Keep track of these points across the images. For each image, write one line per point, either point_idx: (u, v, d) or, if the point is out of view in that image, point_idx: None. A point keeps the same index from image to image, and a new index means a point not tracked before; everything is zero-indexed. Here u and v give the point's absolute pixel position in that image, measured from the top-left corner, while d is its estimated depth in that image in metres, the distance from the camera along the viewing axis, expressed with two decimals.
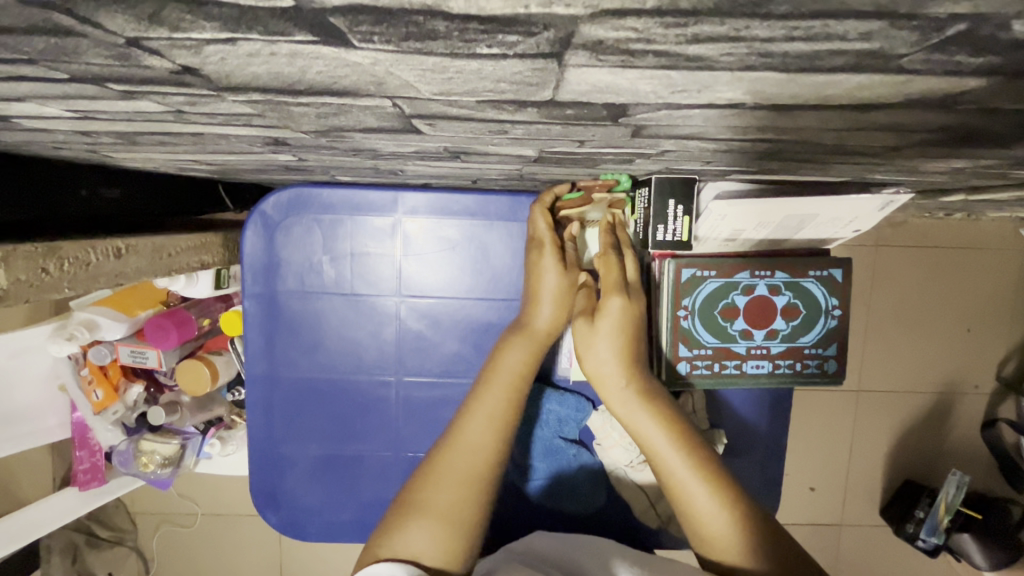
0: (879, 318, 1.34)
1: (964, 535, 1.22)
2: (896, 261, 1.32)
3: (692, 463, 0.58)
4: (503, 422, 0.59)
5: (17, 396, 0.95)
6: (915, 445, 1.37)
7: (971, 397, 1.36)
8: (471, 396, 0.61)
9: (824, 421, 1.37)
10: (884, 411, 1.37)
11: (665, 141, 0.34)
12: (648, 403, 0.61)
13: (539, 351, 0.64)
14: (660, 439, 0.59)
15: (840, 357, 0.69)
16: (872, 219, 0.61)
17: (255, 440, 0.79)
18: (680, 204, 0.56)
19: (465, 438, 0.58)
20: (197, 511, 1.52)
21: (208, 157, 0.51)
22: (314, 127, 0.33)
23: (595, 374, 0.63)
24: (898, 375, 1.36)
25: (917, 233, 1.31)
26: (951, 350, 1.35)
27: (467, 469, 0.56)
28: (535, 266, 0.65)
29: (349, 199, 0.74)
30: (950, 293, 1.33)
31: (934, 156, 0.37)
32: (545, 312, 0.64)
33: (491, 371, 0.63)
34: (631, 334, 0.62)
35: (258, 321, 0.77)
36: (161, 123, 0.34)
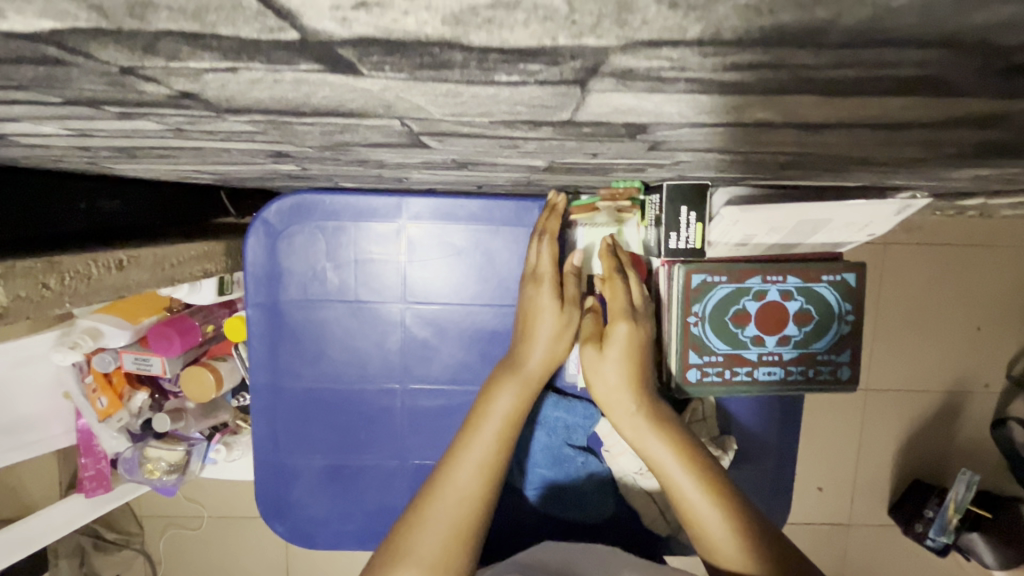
0: (888, 318, 1.32)
1: (974, 534, 1.21)
2: (905, 260, 1.30)
3: (697, 480, 0.57)
4: (491, 470, 0.58)
5: (21, 404, 0.95)
6: (924, 446, 1.36)
7: (981, 396, 1.35)
8: (460, 440, 0.59)
9: (832, 421, 1.36)
10: (893, 411, 1.36)
11: (682, 154, 0.33)
12: (655, 425, 0.60)
13: (529, 394, 0.63)
14: (668, 461, 0.58)
15: (854, 363, 0.67)
16: (887, 223, 0.60)
17: (260, 450, 0.79)
18: (693, 210, 0.54)
19: (455, 482, 0.56)
20: (203, 514, 1.52)
21: (210, 168, 0.50)
22: (318, 142, 0.32)
23: (603, 397, 0.63)
24: (908, 375, 1.35)
25: (928, 231, 1.29)
26: (962, 349, 1.34)
27: (456, 515, 0.55)
28: (534, 307, 0.65)
29: (353, 205, 0.73)
30: (960, 292, 1.32)
31: (959, 165, 0.35)
32: (538, 354, 0.63)
33: (481, 412, 0.61)
34: (638, 357, 0.62)
35: (261, 331, 0.76)
36: (161, 140, 0.33)
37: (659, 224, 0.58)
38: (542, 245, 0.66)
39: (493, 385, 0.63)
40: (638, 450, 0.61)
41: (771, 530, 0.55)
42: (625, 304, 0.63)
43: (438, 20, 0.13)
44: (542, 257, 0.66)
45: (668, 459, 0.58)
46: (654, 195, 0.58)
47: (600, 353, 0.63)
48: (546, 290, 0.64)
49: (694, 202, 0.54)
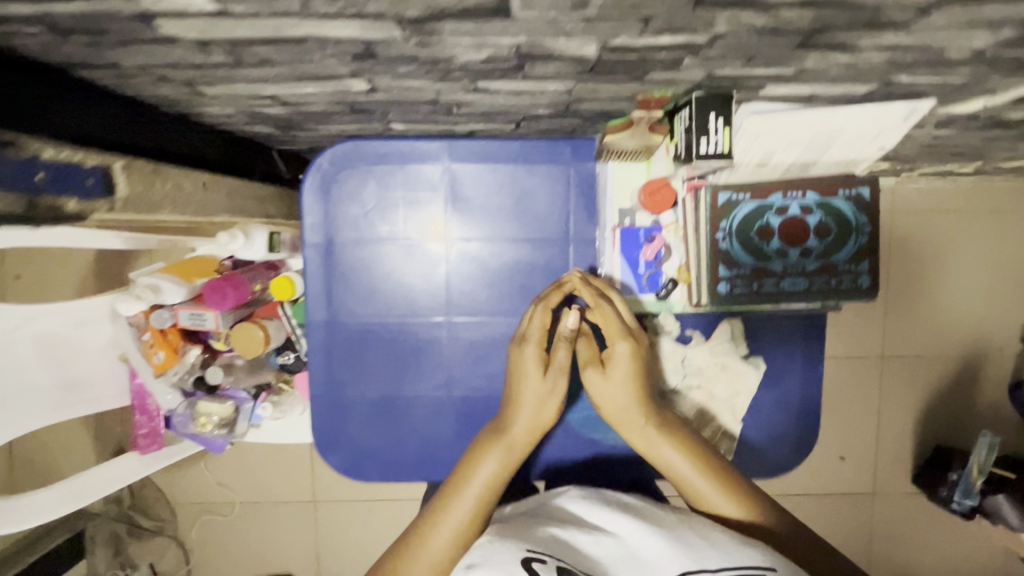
0: (898, 280, 1.38)
1: (999, 496, 1.21)
2: (913, 225, 1.36)
3: (705, 478, 0.65)
4: (472, 527, 0.63)
5: (82, 364, 1.00)
6: (942, 404, 1.41)
7: (995, 357, 1.39)
8: (445, 497, 0.64)
9: (849, 384, 1.40)
10: (909, 373, 1.40)
11: (720, 14, 0.39)
12: (664, 433, 0.67)
13: (512, 457, 0.68)
14: (683, 465, 0.66)
15: (873, 273, 0.72)
16: (897, 132, 0.65)
17: (316, 384, 0.83)
18: (721, 115, 0.58)
19: (432, 543, 0.61)
20: (235, 500, 1.56)
21: (293, 88, 0.57)
22: (417, 13, 0.39)
23: (616, 417, 0.70)
24: (923, 340, 1.39)
25: (931, 196, 1.35)
26: (975, 312, 1.38)
27: (433, 572, 0.60)
28: (519, 366, 0.72)
29: (399, 150, 0.80)
30: (970, 256, 1.36)
31: (956, 25, 0.42)
32: (523, 415, 0.69)
33: (464, 475, 0.66)
34: (642, 377, 0.70)
35: (317, 269, 0.82)
36: (285, 17, 0.40)
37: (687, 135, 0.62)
38: (536, 312, 0.74)
39: (478, 448, 0.68)
40: (654, 459, 0.68)
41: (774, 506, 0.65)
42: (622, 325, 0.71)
43: None
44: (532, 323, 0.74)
45: (681, 464, 0.66)
46: (683, 106, 0.61)
47: (607, 374, 0.70)
48: (531, 345, 0.72)
49: (722, 107, 0.58)
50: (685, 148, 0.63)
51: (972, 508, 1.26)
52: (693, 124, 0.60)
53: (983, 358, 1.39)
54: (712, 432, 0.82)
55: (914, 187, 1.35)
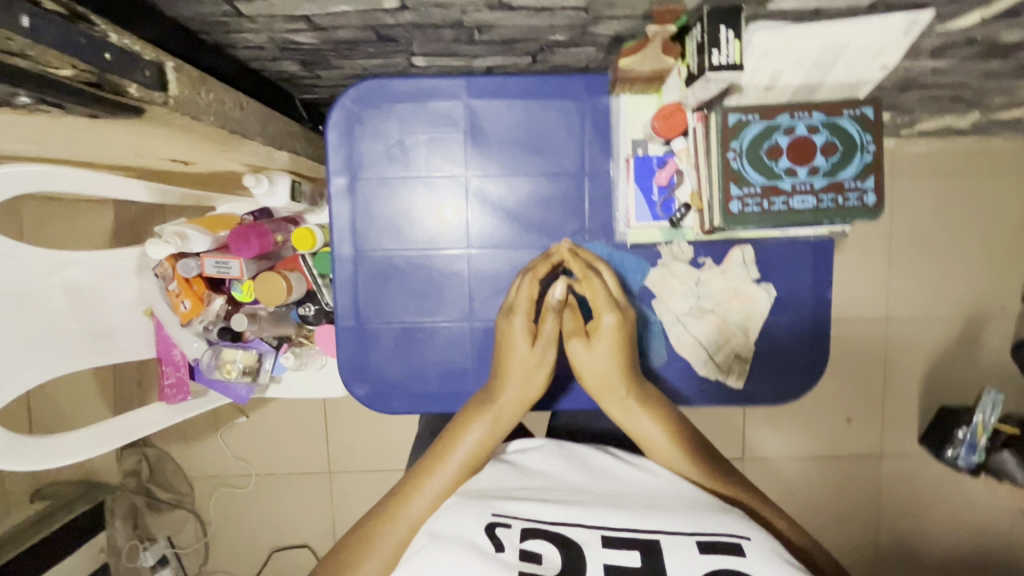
0: (900, 240, 1.43)
1: (1005, 453, 1.26)
2: (913, 188, 1.41)
3: (680, 454, 0.66)
4: (450, 495, 0.64)
5: (107, 314, 1.03)
6: (949, 362, 1.45)
7: (999, 319, 1.43)
8: (424, 467, 0.65)
9: (858, 343, 1.46)
10: (916, 331, 1.44)
11: None
12: (643, 405, 0.71)
13: (497, 429, 0.69)
14: (661, 439, 0.68)
15: (879, 190, 0.75)
16: (897, 50, 0.69)
17: (342, 317, 0.86)
18: (731, 27, 0.62)
19: (407, 509, 0.62)
20: (251, 472, 1.58)
21: (327, 5, 0.60)
22: None
23: (598, 386, 0.74)
24: (928, 299, 1.44)
25: (932, 158, 1.40)
26: (976, 271, 1.42)
27: (403, 537, 0.61)
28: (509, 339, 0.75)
29: (421, 88, 0.83)
30: (971, 214, 1.41)
31: None
32: (510, 386, 0.73)
33: (447, 444, 0.67)
34: (625, 351, 0.74)
35: (342, 205, 0.85)
36: None
37: (698, 50, 0.65)
38: (524, 283, 0.78)
39: (463, 421, 0.69)
40: (631, 432, 0.71)
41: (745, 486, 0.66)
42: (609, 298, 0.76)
43: None
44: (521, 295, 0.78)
45: (658, 437, 0.68)
46: (693, 18, 0.64)
47: (591, 343, 0.74)
48: (520, 314, 0.76)
49: (731, 20, 0.62)
50: (696, 62, 0.66)
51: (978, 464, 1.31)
52: (703, 38, 0.63)
53: (987, 317, 1.43)
54: (725, 356, 0.85)
55: (914, 149, 1.40)
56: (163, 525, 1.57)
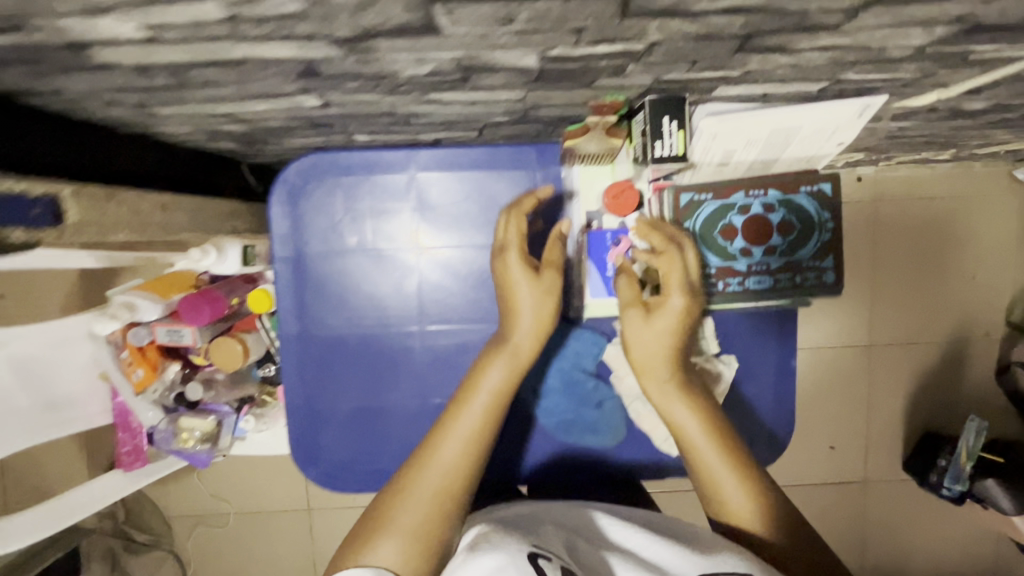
0: (883, 263, 1.35)
1: (989, 481, 1.21)
2: (893, 213, 1.34)
3: (718, 447, 0.63)
4: (478, 443, 0.62)
5: (61, 383, 0.99)
6: (931, 389, 1.39)
7: (982, 343, 1.37)
8: (450, 413, 0.63)
9: (836, 373, 1.38)
10: (896, 359, 1.38)
11: (649, 23, 0.39)
12: (684, 393, 0.65)
13: (516, 368, 0.67)
14: (699, 432, 0.63)
15: (839, 268, 0.73)
16: (852, 129, 0.66)
17: (291, 398, 0.84)
18: (675, 118, 0.59)
19: (439, 456, 0.60)
20: (230, 512, 1.53)
21: (245, 106, 0.57)
22: (346, 33, 0.39)
23: (642, 362, 0.67)
24: (910, 325, 1.38)
25: (908, 183, 1.33)
26: (955, 295, 1.37)
27: (438, 485, 0.59)
28: (509, 279, 0.70)
29: (365, 161, 0.79)
30: (951, 240, 1.35)
31: (888, 26, 0.42)
32: (523, 327, 0.68)
33: (472, 384, 0.66)
34: (682, 334, 0.66)
35: (286, 283, 0.82)
36: (216, 41, 0.39)
37: (644, 139, 0.63)
38: (510, 221, 0.72)
39: (484, 362, 0.68)
40: (665, 417, 0.66)
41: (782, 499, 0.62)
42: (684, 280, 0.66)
43: None
44: (512, 232, 0.70)
45: (693, 429, 0.64)
46: (638, 108, 0.61)
47: (648, 317, 0.66)
48: (512, 254, 0.70)
49: (675, 110, 0.59)
50: (643, 150, 0.64)
51: (964, 493, 1.24)
52: (647, 128, 0.61)
53: (968, 340, 1.38)
54: None
55: (894, 174, 1.33)
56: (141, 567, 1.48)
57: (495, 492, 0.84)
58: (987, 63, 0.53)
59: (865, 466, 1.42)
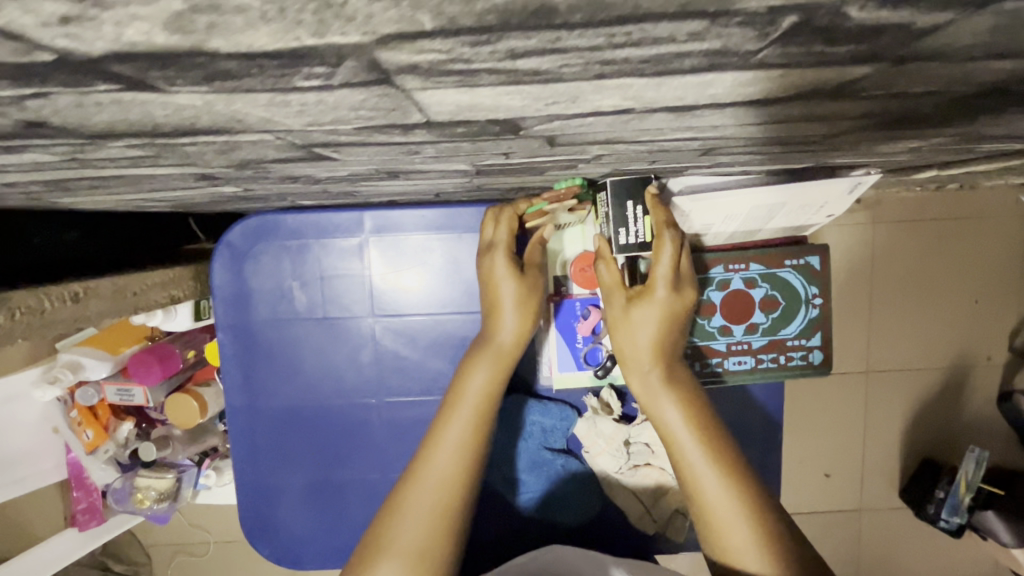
0: (884, 284, 1.15)
1: (988, 512, 1.04)
2: (892, 239, 1.14)
3: (709, 449, 0.55)
4: (471, 450, 0.57)
5: (7, 443, 0.89)
6: (928, 422, 1.19)
7: (983, 369, 1.18)
8: (439, 419, 0.58)
9: (832, 405, 1.18)
10: (894, 388, 1.18)
11: (591, 147, 0.33)
12: (671, 387, 0.57)
13: (503, 367, 0.62)
14: (687, 434, 0.56)
15: (827, 347, 0.68)
16: (843, 203, 0.59)
17: (242, 472, 0.79)
18: (638, 205, 0.57)
19: (431, 467, 0.55)
20: (210, 540, 1.27)
21: (154, 195, 0.50)
22: (225, 163, 0.32)
23: (625, 353, 0.59)
24: (906, 352, 1.17)
25: (912, 206, 1.13)
26: (955, 323, 1.17)
27: (437, 499, 0.54)
28: (491, 276, 0.64)
29: (314, 223, 0.73)
30: (955, 257, 1.14)
31: (880, 139, 0.35)
32: (507, 324, 0.62)
33: (457, 393, 0.60)
34: (666, 322, 0.58)
35: (233, 353, 0.76)
36: (73, 170, 0.33)
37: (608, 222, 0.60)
38: (501, 215, 0.65)
39: (469, 361, 0.62)
40: (650, 415, 0.59)
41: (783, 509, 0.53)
42: (670, 269, 0.57)
43: (162, 27, 0.13)
44: (501, 231, 0.64)
45: (680, 427, 0.56)
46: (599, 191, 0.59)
47: (628, 309, 0.59)
48: (500, 257, 0.63)
49: (638, 197, 0.56)
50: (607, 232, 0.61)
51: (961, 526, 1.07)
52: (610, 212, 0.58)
53: (968, 371, 1.18)
54: (664, 512, 0.77)
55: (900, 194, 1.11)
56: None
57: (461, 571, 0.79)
58: (994, 152, 0.46)
59: (861, 492, 1.21)
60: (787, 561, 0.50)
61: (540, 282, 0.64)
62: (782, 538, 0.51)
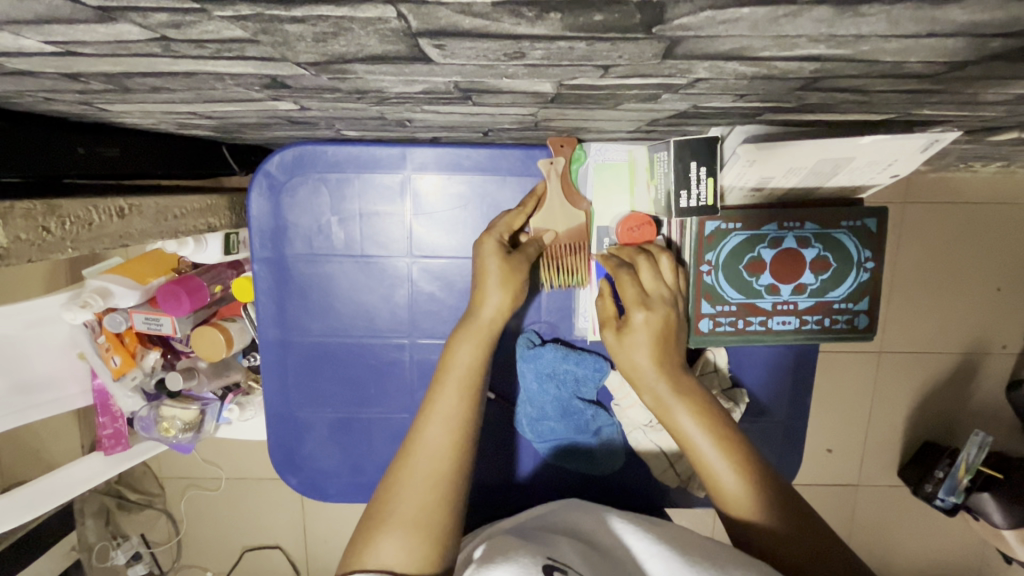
0: (911, 265, 1.13)
1: (983, 493, 1.03)
2: (929, 217, 1.11)
3: (720, 444, 0.59)
4: (461, 422, 0.57)
5: (35, 364, 0.90)
6: (939, 403, 1.19)
7: (998, 356, 1.16)
8: (427, 397, 0.59)
9: (847, 381, 1.19)
10: (909, 368, 1.18)
11: (697, 64, 0.31)
12: (677, 395, 0.61)
13: (487, 343, 0.63)
14: (698, 435, 0.60)
15: (872, 312, 0.68)
16: (912, 163, 0.57)
17: (271, 404, 0.80)
18: (703, 165, 0.55)
19: (423, 441, 0.56)
20: (223, 475, 1.29)
21: (208, 107, 0.49)
22: (312, 58, 0.30)
23: (630, 369, 0.64)
24: (923, 332, 1.16)
25: (953, 185, 1.10)
26: (977, 307, 1.15)
27: (429, 469, 0.54)
28: (481, 253, 0.66)
29: (355, 156, 0.72)
30: (990, 240, 1.12)
31: (996, 77, 0.33)
32: (491, 301, 0.64)
33: (443, 372, 0.60)
34: (665, 341, 0.63)
35: (268, 286, 0.75)
36: (149, 58, 0.31)
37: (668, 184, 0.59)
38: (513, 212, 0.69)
39: (450, 343, 0.63)
40: (663, 421, 0.63)
41: (777, 482, 0.59)
42: (637, 295, 0.64)
43: None
44: (500, 221, 0.69)
45: (693, 430, 0.60)
46: (659, 152, 0.58)
47: (620, 339, 0.64)
48: (488, 241, 0.66)
49: (704, 157, 0.54)
50: (666, 196, 0.59)
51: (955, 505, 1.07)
52: (673, 173, 0.57)
53: (984, 357, 1.17)
54: (688, 467, 0.77)
55: (939, 173, 1.09)
56: (134, 523, 1.29)
57: (480, 511, 0.81)
58: None
59: (863, 466, 1.23)
60: (794, 532, 0.56)
61: (524, 266, 0.66)
62: (782, 508, 0.57)
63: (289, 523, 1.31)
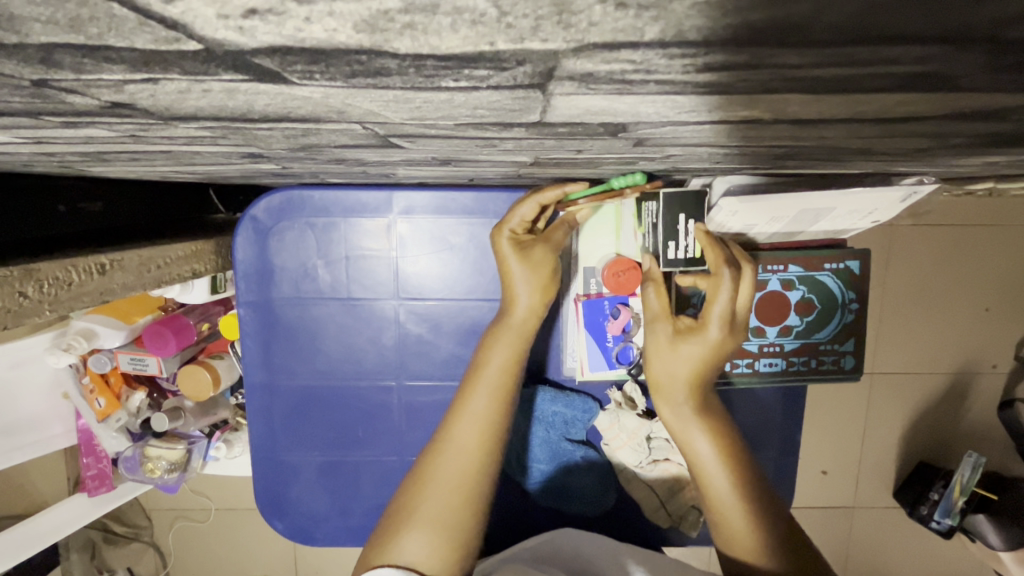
0: (896, 292, 1.14)
1: (978, 515, 1.03)
2: (914, 243, 1.12)
3: (734, 472, 0.57)
4: (491, 426, 0.58)
5: (18, 407, 0.89)
6: (932, 428, 1.18)
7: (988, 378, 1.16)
8: (458, 398, 0.60)
9: (839, 408, 1.19)
10: (901, 394, 1.18)
11: (669, 148, 0.31)
12: (700, 415, 0.59)
13: (524, 344, 0.63)
14: (714, 460, 0.58)
15: (858, 352, 0.68)
16: (893, 211, 0.57)
17: (257, 447, 0.78)
18: (690, 218, 0.59)
19: (454, 439, 0.57)
20: (210, 508, 1.27)
21: (187, 169, 0.49)
22: (286, 146, 0.30)
23: (659, 379, 0.61)
24: (913, 357, 1.17)
25: (937, 212, 1.11)
26: (966, 332, 1.15)
27: (457, 469, 0.55)
28: (499, 254, 0.63)
29: (340, 200, 0.72)
30: (975, 265, 1.12)
31: (964, 154, 0.34)
32: (522, 294, 0.63)
33: (475, 373, 0.61)
34: (711, 362, 0.59)
35: (254, 329, 0.75)
36: (124, 145, 0.31)
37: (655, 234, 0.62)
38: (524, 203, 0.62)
39: (488, 340, 0.64)
40: (679, 440, 0.61)
41: (787, 521, 0.57)
42: (728, 313, 0.57)
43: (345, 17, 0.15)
44: (515, 214, 0.63)
45: (709, 454, 0.58)
46: (647, 202, 0.61)
47: (674, 342, 0.60)
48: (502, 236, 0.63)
49: (692, 210, 0.58)
50: (654, 244, 0.63)
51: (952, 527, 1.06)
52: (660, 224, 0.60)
53: (973, 380, 1.17)
54: (679, 506, 0.77)
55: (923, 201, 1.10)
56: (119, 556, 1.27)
57: None
58: None
59: (858, 491, 1.22)
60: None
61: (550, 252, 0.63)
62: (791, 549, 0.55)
63: (278, 557, 1.28)
